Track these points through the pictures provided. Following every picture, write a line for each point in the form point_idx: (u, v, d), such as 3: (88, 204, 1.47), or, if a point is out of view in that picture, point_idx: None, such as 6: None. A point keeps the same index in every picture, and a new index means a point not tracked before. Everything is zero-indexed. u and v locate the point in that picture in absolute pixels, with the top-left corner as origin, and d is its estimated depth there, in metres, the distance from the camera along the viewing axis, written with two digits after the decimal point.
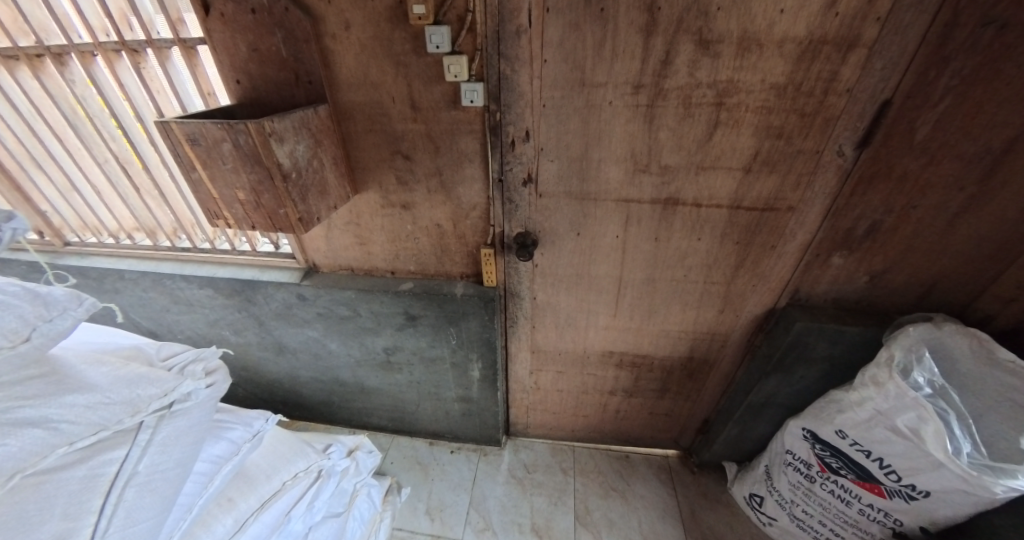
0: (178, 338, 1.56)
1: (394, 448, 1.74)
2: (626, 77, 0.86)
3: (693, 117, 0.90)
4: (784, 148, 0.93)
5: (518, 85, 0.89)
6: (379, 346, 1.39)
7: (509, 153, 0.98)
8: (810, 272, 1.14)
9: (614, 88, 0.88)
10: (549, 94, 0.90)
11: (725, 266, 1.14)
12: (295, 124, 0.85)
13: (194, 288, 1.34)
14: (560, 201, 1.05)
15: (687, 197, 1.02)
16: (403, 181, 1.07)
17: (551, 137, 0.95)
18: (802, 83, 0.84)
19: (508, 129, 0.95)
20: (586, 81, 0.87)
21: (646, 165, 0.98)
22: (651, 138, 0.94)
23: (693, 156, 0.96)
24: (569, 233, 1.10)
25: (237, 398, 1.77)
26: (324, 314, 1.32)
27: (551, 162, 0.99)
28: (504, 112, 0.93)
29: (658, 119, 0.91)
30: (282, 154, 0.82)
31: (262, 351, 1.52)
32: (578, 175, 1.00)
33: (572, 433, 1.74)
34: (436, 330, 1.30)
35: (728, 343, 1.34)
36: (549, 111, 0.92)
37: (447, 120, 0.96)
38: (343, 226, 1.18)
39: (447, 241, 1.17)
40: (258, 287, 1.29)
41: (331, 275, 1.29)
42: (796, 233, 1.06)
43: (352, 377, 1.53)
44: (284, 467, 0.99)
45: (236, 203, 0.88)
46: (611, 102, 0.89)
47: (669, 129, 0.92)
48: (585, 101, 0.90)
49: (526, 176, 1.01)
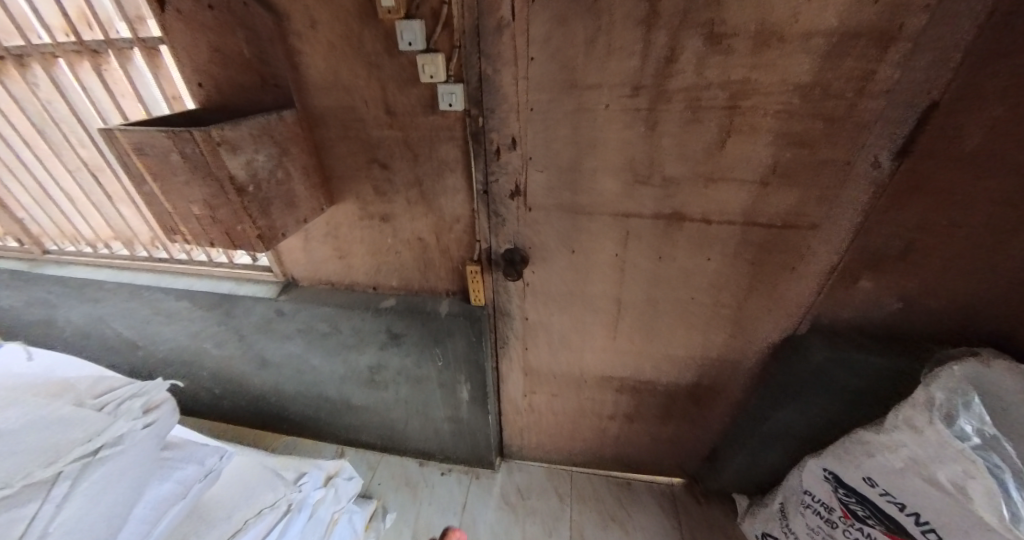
0: (161, 349, 1.51)
1: (383, 466, 1.66)
2: (624, 77, 0.75)
3: (701, 122, 0.79)
4: (807, 157, 0.81)
5: (500, 87, 0.79)
6: (363, 363, 1.30)
7: (493, 162, 0.88)
8: (833, 294, 1.02)
9: (609, 90, 0.77)
10: (537, 96, 0.79)
11: (737, 290, 1.03)
12: (255, 131, 0.77)
13: (172, 300, 1.28)
14: (552, 216, 0.94)
15: (695, 214, 0.90)
16: (381, 191, 0.98)
17: (540, 146, 0.85)
18: (831, 84, 0.73)
19: (491, 135, 0.84)
20: (577, 81, 0.76)
21: (647, 176, 0.86)
22: (653, 146, 0.82)
23: (701, 165, 0.84)
24: (562, 249, 0.99)
25: (225, 410, 1.72)
26: (304, 330, 1.25)
27: (540, 173, 0.88)
28: (486, 117, 0.82)
29: (662, 124, 0.79)
30: (236, 164, 0.74)
31: (245, 364, 1.45)
32: (571, 187, 0.89)
33: (569, 456, 1.63)
34: (420, 349, 1.21)
35: (740, 369, 1.22)
36: (536, 114, 0.81)
37: (425, 126, 0.87)
38: (320, 238, 1.10)
39: (430, 256, 1.07)
40: (236, 300, 1.22)
41: (311, 288, 1.21)
42: (819, 253, 0.94)
43: (337, 394, 1.45)
44: (242, 504, 0.90)
45: (192, 218, 0.80)
46: (606, 106, 0.78)
47: (674, 136, 0.81)
48: (576, 104, 0.79)
49: (512, 189, 0.91)
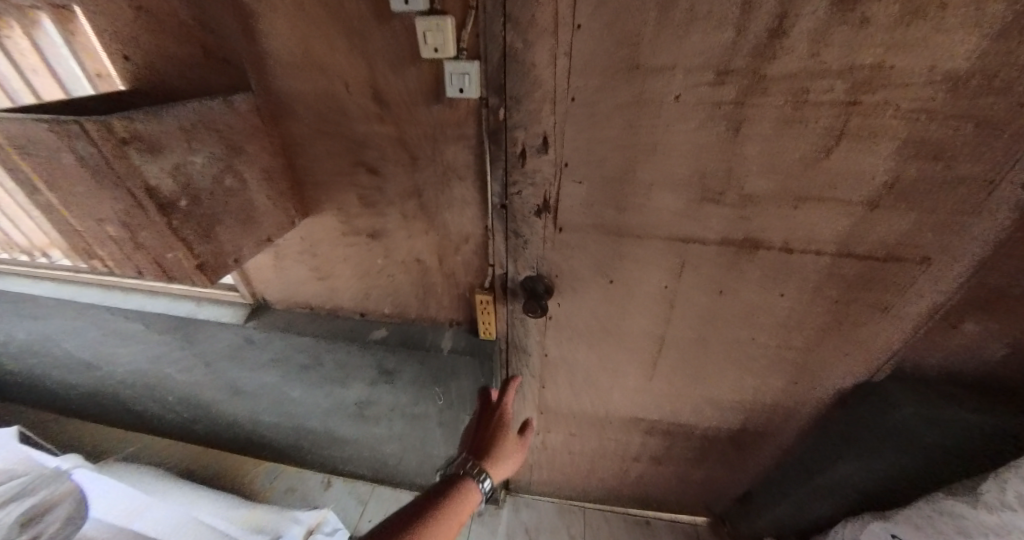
0: (118, 371, 1.30)
1: (374, 500, 1.48)
2: (709, 56, 0.53)
3: (804, 122, 0.58)
4: (937, 174, 0.60)
5: (533, 66, 0.55)
6: (350, 398, 1.11)
7: (517, 169, 0.66)
8: (925, 337, 0.83)
9: (684, 75, 0.55)
10: (583, 81, 0.57)
11: (808, 331, 0.84)
12: (189, 124, 0.55)
13: (123, 321, 1.08)
14: (588, 239, 0.73)
15: (773, 241, 0.70)
16: (369, 202, 0.77)
17: (580, 151, 0.63)
18: (1000, 74, 0.50)
19: (515, 134, 0.62)
20: (641, 62, 0.54)
21: (718, 192, 0.66)
22: (733, 154, 0.62)
23: (792, 180, 0.64)
24: (597, 279, 0.79)
25: (198, 434, 1.53)
26: (278, 361, 1.05)
27: (577, 185, 0.67)
28: (509, 108, 0.59)
29: (750, 125, 0.59)
30: (156, 170, 0.51)
31: (214, 392, 1.26)
32: (616, 203, 0.68)
33: (583, 493, 1.45)
34: (417, 386, 1.01)
35: (794, 414, 1.04)
36: (580, 107, 0.59)
37: (428, 121, 0.65)
38: (295, 256, 0.89)
39: (431, 280, 0.87)
40: (199, 324, 1.02)
41: (287, 312, 1.01)
42: (924, 292, 0.74)
43: (322, 426, 1.26)
44: None
45: (109, 241, 0.58)
46: (677, 97, 0.57)
47: (764, 141, 0.60)
48: (636, 92, 0.57)
49: (539, 204, 0.69)
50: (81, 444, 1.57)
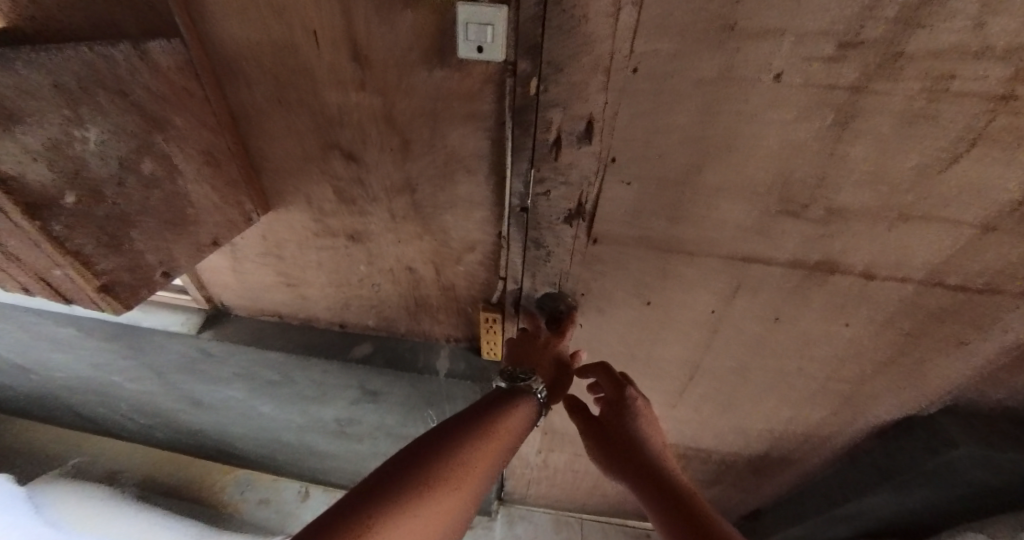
0: (55, 375, 1.12)
1: None
2: (837, 16, 0.33)
3: (940, 119, 0.39)
4: None
5: (585, 19, 0.37)
6: (329, 416, 0.97)
7: (547, 162, 0.50)
8: (991, 375, 0.73)
9: (793, 43, 0.36)
10: (652, 45, 0.38)
11: (865, 363, 0.73)
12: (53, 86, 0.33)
13: (49, 325, 0.90)
14: (628, 252, 0.59)
15: (856, 266, 0.56)
16: (347, 197, 0.61)
17: (632, 144, 0.47)
18: None
19: (549, 114, 0.45)
20: (741, 19, 0.35)
21: (802, 205, 0.50)
22: (830, 158, 0.44)
23: (900, 196, 0.47)
24: (633, 299, 0.66)
25: (158, 440, 1.37)
26: (242, 375, 0.89)
27: (624, 185, 0.51)
28: (545, 80, 0.42)
29: (865, 119, 0.40)
30: (23, 141, 0.32)
31: (170, 401, 1.10)
32: (669, 212, 0.54)
33: (582, 506, 1.36)
34: (406, 409, 0.88)
35: (823, 441, 0.95)
36: (644, 83, 0.41)
37: (426, 93, 0.47)
38: (256, 258, 0.72)
39: (426, 292, 0.72)
40: (139, 333, 0.84)
41: (250, 321, 0.84)
42: (1013, 330, 0.63)
43: (297, 440, 1.12)
44: None
45: None
46: (777, 76, 0.38)
47: (876, 142, 0.42)
48: (722, 66, 0.39)
49: (570, 208, 0.55)
50: (27, 446, 1.41)
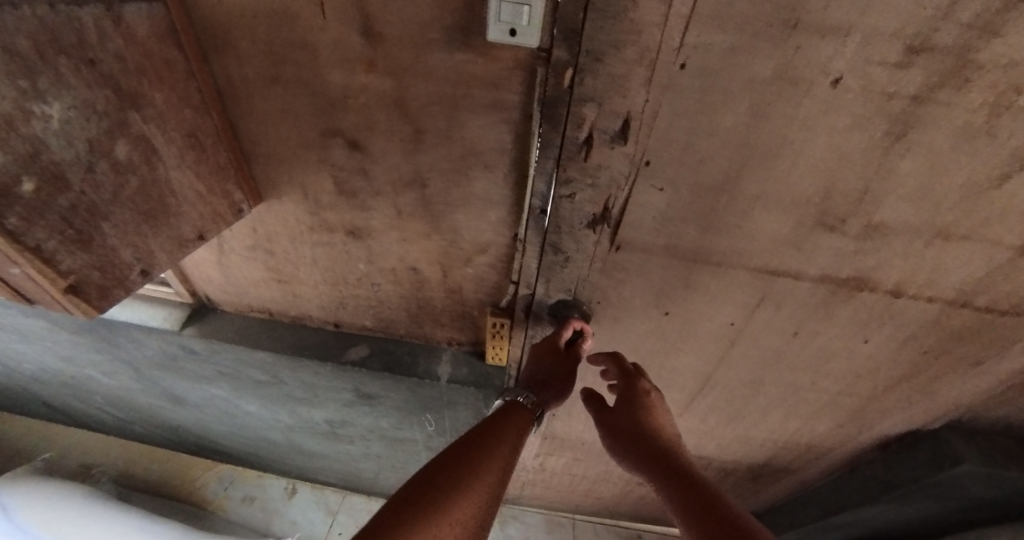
0: (22, 366, 1.05)
1: (345, 511, 1.33)
2: (914, 19, 0.28)
3: (1000, 135, 0.35)
4: None
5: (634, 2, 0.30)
6: (319, 417, 0.92)
7: (575, 162, 0.45)
8: (999, 393, 0.73)
9: (861, 45, 0.30)
10: (702, 36, 0.32)
11: (880, 380, 0.71)
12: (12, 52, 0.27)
13: (14, 316, 0.83)
14: (652, 261, 0.55)
15: (887, 285, 0.53)
16: (348, 190, 0.55)
17: (665, 148, 0.41)
18: None
19: (582, 110, 0.40)
20: (807, 15, 0.29)
21: (842, 222, 0.46)
22: (875, 171, 0.40)
23: (939, 213, 0.43)
24: (652, 310, 0.63)
25: (136, 434, 1.31)
26: (227, 375, 0.84)
27: (658, 192, 0.46)
28: (580, 71, 0.36)
29: (924, 132, 0.36)
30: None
31: (149, 397, 1.03)
32: (702, 222, 0.49)
33: (576, 507, 1.35)
34: (403, 413, 0.84)
35: (824, 450, 0.94)
36: (691, 80, 0.35)
37: (445, 78, 0.42)
38: (243, 252, 0.66)
39: (429, 294, 0.67)
40: (115, 328, 0.78)
41: (236, 318, 0.79)
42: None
43: (285, 439, 1.08)
44: None
45: None
46: (837, 80, 0.33)
47: (924, 153, 0.38)
48: (778, 67, 0.33)
49: (595, 213, 0.50)
50: None
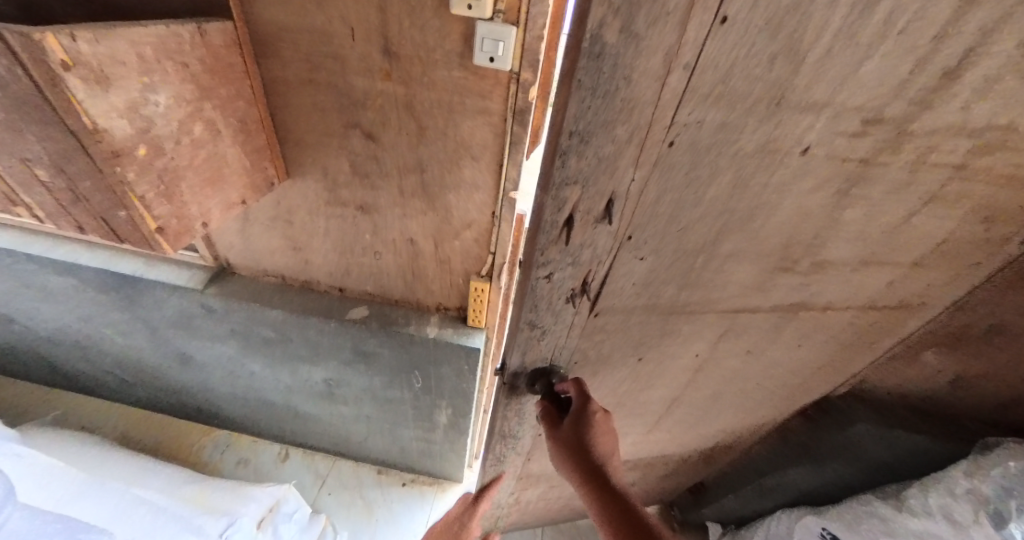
0: (39, 327, 1.14)
1: (334, 474, 1.45)
2: (875, 94, 0.33)
3: (919, 187, 0.45)
4: (979, 240, 0.55)
5: (626, 82, 0.30)
6: (318, 377, 1.04)
7: (555, 247, 0.47)
8: (888, 366, 0.89)
9: (828, 120, 0.36)
10: (695, 110, 0.34)
11: (791, 359, 0.86)
12: (137, 51, 0.41)
13: (47, 274, 0.93)
14: (632, 315, 0.64)
15: (821, 302, 0.68)
16: (361, 171, 0.68)
17: (643, 222, 0.45)
18: None
19: (572, 193, 0.40)
20: (790, 93, 0.33)
21: (795, 261, 0.57)
22: (829, 221, 0.50)
23: (874, 248, 0.55)
24: (629, 356, 0.76)
25: (138, 399, 1.40)
26: (239, 333, 0.95)
27: (640, 260, 0.52)
28: (564, 163, 0.37)
29: (864, 186, 0.44)
30: (113, 101, 0.40)
31: (159, 358, 1.13)
32: (679, 280, 0.59)
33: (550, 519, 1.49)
34: (395, 372, 0.96)
35: (760, 422, 1.11)
36: (683, 155, 0.38)
37: (444, 85, 0.56)
38: (264, 222, 0.78)
39: (422, 264, 0.81)
40: (141, 286, 0.89)
41: (251, 282, 0.90)
42: (904, 329, 0.79)
43: (283, 402, 1.19)
44: None
45: (35, 188, 0.48)
46: (805, 148, 0.39)
47: (868, 206, 0.47)
48: (764, 139, 0.38)
49: (575, 286, 0.54)
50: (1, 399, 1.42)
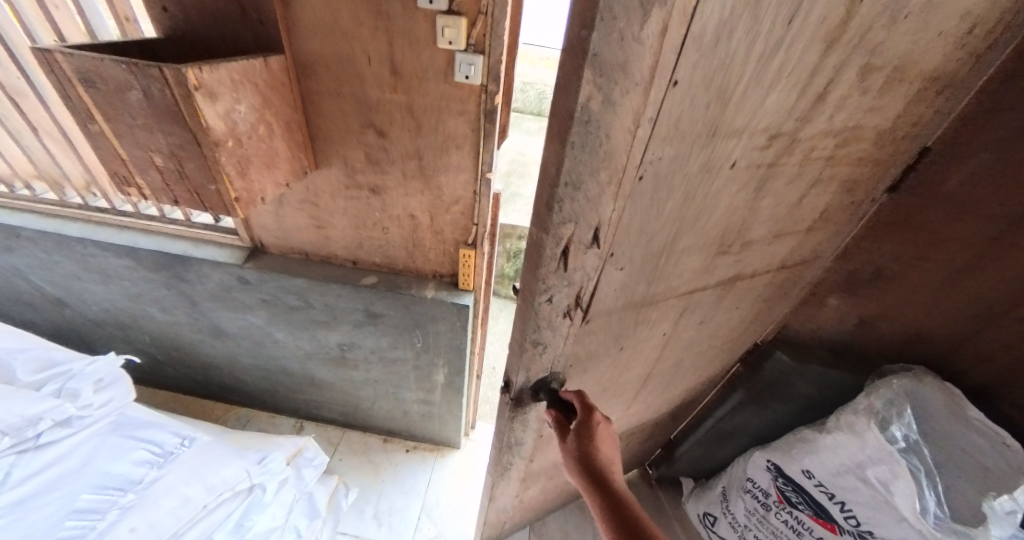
0: (91, 309, 1.33)
1: (345, 442, 1.63)
2: (776, 117, 0.37)
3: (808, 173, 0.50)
4: (846, 203, 0.64)
5: (606, 137, 0.32)
6: (333, 341, 1.23)
7: (552, 272, 0.46)
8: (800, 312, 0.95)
9: (748, 140, 0.39)
10: (661, 152, 0.35)
11: (733, 317, 0.86)
12: (235, 75, 0.63)
13: (109, 257, 1.12)
14: (612, 317, 0.60)
15: (759, 269, 0.70)
16: (373, 160, 0.89)
17: (625, 242, 0.46)
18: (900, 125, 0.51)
19: (561, 224, 0.41)
20: (721, 125, 0.36)
21: (729, 245, 0.57)
22: (750, 210, 0.52)
23: (783, 224, 0.59)
24: (610, 348, 0.69)
25: (167, 378, 1.57)
26: (269, 302, 1.14)
27: (618, 270, 0.50)
28: (561, 203, 0.38)
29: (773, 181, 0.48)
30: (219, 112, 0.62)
31: (194, 332, 1.32)
32: (647, 277, 0.56)
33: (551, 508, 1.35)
34: (399, 331, 1.16)
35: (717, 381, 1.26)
36: (646, 186, 0.39)
37: (434, 94, 0.78)
38: (295, 205, 0.99)
39: (420, 235, 1.01)
40: (189, 265, 1.09)
41: (280, 257, 1.10)
42: (800, 282, 0.86)
43: (301, 369, 1.37)
44: (199, 470, 0.86)
45: (151, 169, 0.69)
46: (732, 164, 0.41)
47: (778, 196, 0.51)
48: (703, 161, 0.39)
49: (569, 304, 0.52)
50: None
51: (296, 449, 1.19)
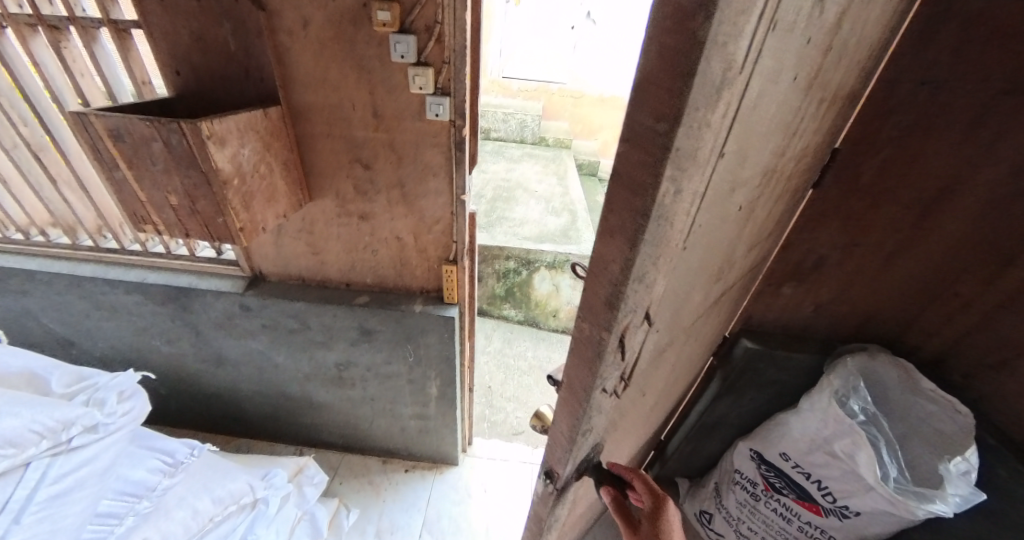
0: (100, 346, 1.40)
1: (345, 465, 1.66)
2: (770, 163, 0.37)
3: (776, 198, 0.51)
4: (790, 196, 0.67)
5: (675, 222, 0.26)
6: (331, 360, 1.31)
7: (606, 359, 0.36)
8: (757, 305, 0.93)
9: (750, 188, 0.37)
10: (702, 217, 0.30)
11: (717, 320, 0.81)
12: (240, 125, 0.76)
13: (120, 294, 1.21)
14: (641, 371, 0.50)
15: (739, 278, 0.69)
16: (361, 190, 1.01)
17: (666, 314, 0.41)
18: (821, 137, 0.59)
19: (624, 311, 0.32)
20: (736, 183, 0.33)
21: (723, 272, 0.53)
22: (745, 236, 0.49)
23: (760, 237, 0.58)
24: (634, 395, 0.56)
25: (170, 412, 1.62)
26: (270, 327, 1.23)
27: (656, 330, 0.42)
28: (626, 298, 0.31)
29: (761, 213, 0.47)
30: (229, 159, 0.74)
31: (198, 363, 1.39)
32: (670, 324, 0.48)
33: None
34: (392, 345, 1.24)
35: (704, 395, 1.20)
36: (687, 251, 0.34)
37: (411, 131, 0.91)
38: (293, 234, 1.10)
39: (407, 254, 1.12)
40: (195, 295, 1.17)
41: (279, 284, 1.20)
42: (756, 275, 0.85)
43: (301, 392, 1.44)
44: (206, 487, 0.92)
45: (168, 207, 0.80)
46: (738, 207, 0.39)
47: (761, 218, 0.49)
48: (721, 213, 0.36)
49: (616, 381, 0.41)
50: None
51: (294, 469, 1.23)
